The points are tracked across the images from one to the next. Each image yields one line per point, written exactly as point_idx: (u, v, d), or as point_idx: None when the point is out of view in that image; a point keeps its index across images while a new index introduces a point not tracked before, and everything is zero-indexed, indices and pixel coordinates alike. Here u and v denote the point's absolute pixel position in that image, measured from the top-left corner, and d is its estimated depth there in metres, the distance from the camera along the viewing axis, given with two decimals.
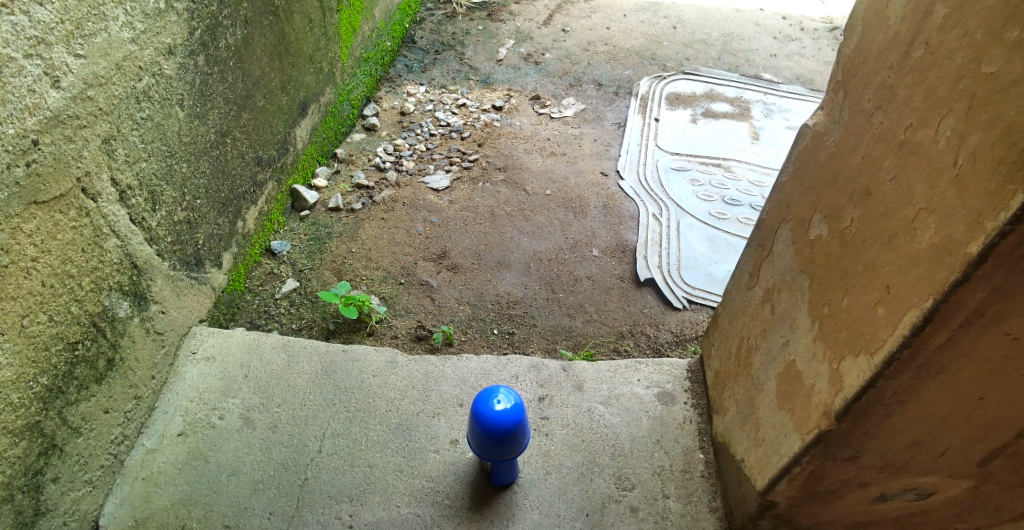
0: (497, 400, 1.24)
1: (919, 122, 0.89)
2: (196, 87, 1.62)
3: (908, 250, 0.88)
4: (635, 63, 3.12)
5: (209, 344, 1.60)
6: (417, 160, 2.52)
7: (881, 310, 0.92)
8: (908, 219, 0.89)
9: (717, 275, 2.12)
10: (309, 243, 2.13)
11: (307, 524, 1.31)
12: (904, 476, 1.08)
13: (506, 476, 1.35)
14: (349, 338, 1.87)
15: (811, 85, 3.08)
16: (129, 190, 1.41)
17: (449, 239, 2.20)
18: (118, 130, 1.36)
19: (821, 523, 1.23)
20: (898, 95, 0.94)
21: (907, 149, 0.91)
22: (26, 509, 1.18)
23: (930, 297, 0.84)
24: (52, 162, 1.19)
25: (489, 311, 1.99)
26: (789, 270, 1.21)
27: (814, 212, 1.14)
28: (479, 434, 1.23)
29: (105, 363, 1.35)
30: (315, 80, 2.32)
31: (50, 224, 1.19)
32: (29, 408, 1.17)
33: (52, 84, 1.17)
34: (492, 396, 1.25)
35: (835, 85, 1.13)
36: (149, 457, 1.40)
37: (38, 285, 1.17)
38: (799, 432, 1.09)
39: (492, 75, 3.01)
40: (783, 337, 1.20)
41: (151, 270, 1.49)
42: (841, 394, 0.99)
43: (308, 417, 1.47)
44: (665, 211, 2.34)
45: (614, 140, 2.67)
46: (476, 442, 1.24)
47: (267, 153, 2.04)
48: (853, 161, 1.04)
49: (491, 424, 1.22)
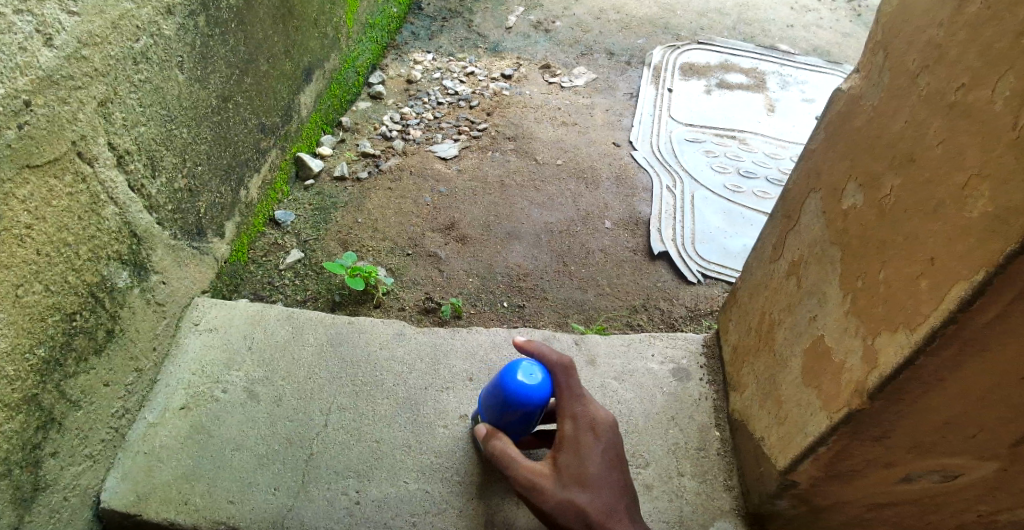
0: (523, 374, 1.18)
1: (973, 81, 0.83)
2: (197, 49, 1.56)
3: (957, 219, 0.83)
4: (648, 32, 3.03)
5: (212, 316, 1.56)
6: (424, 129, 2.45)
7: (925, 283, 0.87)
8: (958, 186, 0.83)
9: (733, 249, 2.06)
10: (315, 213, 2.08)
11: (313, 501, 1.27)
12: (931, 457, 1.03)
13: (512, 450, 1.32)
14: (355, 310, 1.83)
15: (828, 57, 2.99)
16: (127, 154, 1.35)
17: (457, 209, 2.14)
18: (116, 92, 1.31)
19: (842, 503, 1.18)
20: (948, 53, 0.88)
21: (959, 111, 0.85)
22: (24, 484, 1.15)
23: (982, 270, 0.79)
24: (46, 125, 1.13)
25: (499, 284, 1.94)
26: (818, 242, 1.16)
27: (848, 180, 1.08)
28: (500, 400, 1.20)
29: (105, 334, 1.31)
30: (319, 46, 2.25)
31: (45, 190, 1.14)
32: (26, 381, 1.13)
33: (44, 42, 1.11)
34: (517, 369, 1.18)
35: (874, 45, 1.07)
36: (151, 431, 1.36)
37: (33, 253, 1.12)
38: (827, 410, 1.05)
39: (501, 43, 2.93)
40: (811, 311, 1.15)
41: (152, 239, 1.44)
42: (876, 372, 0.94)
43: (314, 390, 1.43)
44: (679, 183, 2.28)
45: (627, 110, 2.60)
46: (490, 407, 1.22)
47: (271, 120, 1.98)
48: (894, 125, 0.98)
49: (508, 393, 1.18)
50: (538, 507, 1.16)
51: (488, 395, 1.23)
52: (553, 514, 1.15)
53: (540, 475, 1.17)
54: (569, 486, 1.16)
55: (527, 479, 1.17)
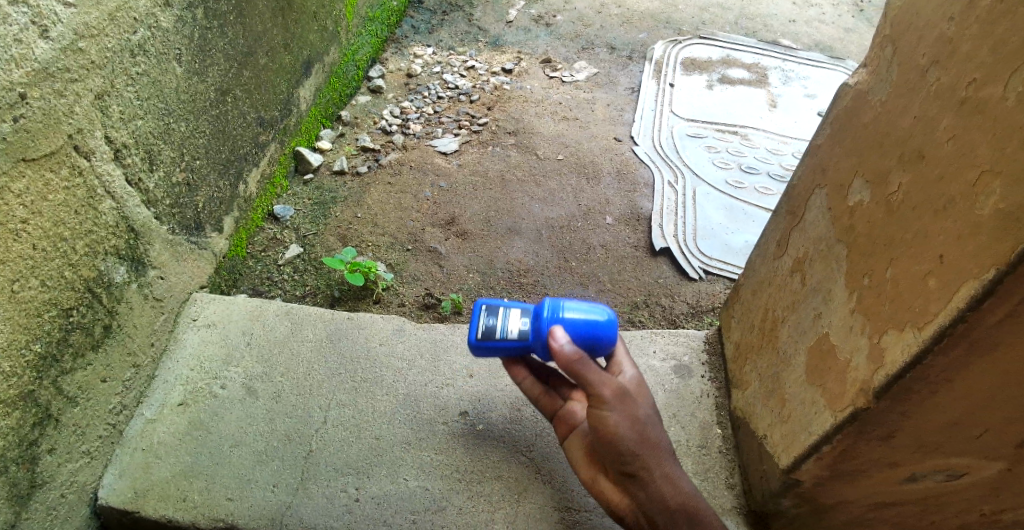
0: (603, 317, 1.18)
1: (985, 77, 0.82)
2: (195, 41, 1.54)
3: (968, 217, 0.82)
4: (649, 26, 3.01)
5: (210, 311, 1.54)
6: (424, 123, 2.43)
7: (933, 282, 0.86)
8: (970, 183, 0.82)
9: (734, 245, 2.05)
10: (314, 207, 2.06)
11: (312, 498, 1.26)
12: (936, 456, 1.02)
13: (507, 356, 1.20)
14: (355, 306, 1.82)
15: (831, 52, 2.97)
16: (124, 148, 1.34)
17: (458, 204, 2.13)
18: (113, 85, 1.29)
19: (845, 501, 1.17)
20: (959, 48, 0.87)
21: (970, 107, 0.84)
22: (21, 481, 1.14)
23: (994, 269, 0.78)
24: (42, 118, 1.12)
25: (499, 280, 1.93)
26: (823, 239, 1.15)
27: (854, 177, 1.07)
28: (585, 340, 1.15)
29: (102, 329, 1.29)
30: (319, 39, 2.23)
31: (41, 184, 1.13)
32: (22, 377, 1.12)
33: (40, 34, 1.10)
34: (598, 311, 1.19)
35: (882, 39, 1.06)
36: (149, 427, 1.35)
37: (29, 248, 1.11)
38: (832, 409, 1.04)
39: (502, 37, 2.90)
40: (815, 309, 1.14)
41: (149, 233, 1.42)
42: (882, 371, 0.94)
43: (313, 386, 1.42)
44: (681, 179, 2.26)
45: (628, 105, 2.58)
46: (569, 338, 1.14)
47: (270, 113, 1.96)
48: (902, 121, 0.97)
49: (600, 342, 1.15)
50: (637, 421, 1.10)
51: (570, 324, 1.14)
52: (632, 439, 1.09)
53: (629, 393, 1.10)
54: (655, 417, 1.14)
55: (617, 394, 1.08)
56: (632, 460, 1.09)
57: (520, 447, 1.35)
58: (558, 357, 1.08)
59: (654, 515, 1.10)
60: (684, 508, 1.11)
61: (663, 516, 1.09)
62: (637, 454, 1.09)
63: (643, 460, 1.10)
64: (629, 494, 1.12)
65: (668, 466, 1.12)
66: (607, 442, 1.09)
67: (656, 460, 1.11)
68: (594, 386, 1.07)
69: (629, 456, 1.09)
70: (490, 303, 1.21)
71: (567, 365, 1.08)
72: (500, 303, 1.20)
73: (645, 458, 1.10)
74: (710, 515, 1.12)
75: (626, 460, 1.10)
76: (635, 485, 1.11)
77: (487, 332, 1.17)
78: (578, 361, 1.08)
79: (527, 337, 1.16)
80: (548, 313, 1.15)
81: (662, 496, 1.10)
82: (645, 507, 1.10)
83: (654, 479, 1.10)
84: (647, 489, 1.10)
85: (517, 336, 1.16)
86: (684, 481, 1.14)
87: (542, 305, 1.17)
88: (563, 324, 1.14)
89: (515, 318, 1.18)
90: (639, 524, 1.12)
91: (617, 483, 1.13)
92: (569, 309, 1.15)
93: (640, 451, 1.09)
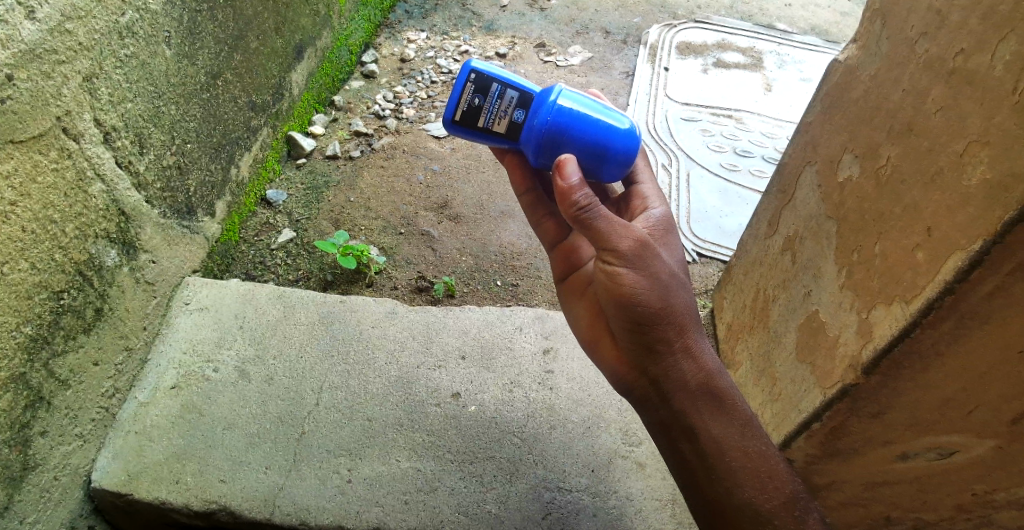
0: (620, 122, 1.10)
1: (974, 47, 0.88)
2: (184, 24, 1.53)
3: (957, 187, 0.87)
4: (645, 10, 2.99)
5: (203, 295, 1.54)
6: (418, 108, 2.42)
7: (922, 254, 0.92)
8: (959, 153, 0.88)
9: (728, 228, 2.07)
10: (307, 192, 2.05)
11: (304, 479, 1.27)
12: (928, 435, 1.02)
13: (491, 145, 1.15)
14: (348, 290, 1.82)
15: (827, 36, 2.95)
16: (114, 131, 1.33)
17: (451, 188, 2.13)
18: (101, 67, 1.28)
19: (837, 480, 1.18)
20: (948, 20, 0.94)
21: (961, 77, 0.90)
22: (14, 463, 1.14)
23: (980, 240, 0.82)
24: (29, 99, 1.11)
25: (492, 263, 1.94)
26: (814, 217, 1.24)
27: (845, 152, 1.15)
28: (593, 145, 1.08)
29: (94, 312, 1.29)
30: (310, 23, 2.21)
31: (29, 165, 1.12)
32: (13, 360, 1.12)
33: (26, 15, 1.09)
34: (615, 117, 1.10)
35: (872, 15, 1.14)
36: (142, 411, 1.35)
37: (19, 230, 1.11)
38: (822, 386, 1.11)
39: (496, 22, 2.88)
40: (807, 285, 1.23)
41: (140, 217, 1.41)
42: (870, 347, 1.00)
43: (306, 369, 1.42)
44: (675, 162, 2.25)
45: (623, 90, 2.58)
46: (571, 138, 1.08)
47: (261, 98, 1.95)
48: (893, 94, 1.04)
49: (612, 155, 1.09)
50: (660, 279, 1.01)
51: (576, 121, 1.07)
52: (653, 303, 1.00)
53: (652, 249, 1.00)
54: (682, 280, 1.05)
55: (637, 250, 0.99)
56: (651, 328, 1.02)
57: (511, 428, 1.35)
58: (565, 198, 0.99)
59: (671, 394, 1.03)
60: (705, 388, 1.02)
61: (681, 395, 1.02)
62: (656, 322, 1.01)
63: (663, 331, 1.02)
64: (641, 366, 1.05)
65: (692, 338, 1.03)
66: (624, 306, 1.01)
67: (679, 329, 1.02)
68: (611, 239, 0.99)
69: (647, 323, 1.01)
70: (482, 71, 1.07)
71: (574, 209, 0.98)
72: (494, 77, 1.07)
73: (665, 327, 1.01)
74: (734, 395, 1.03)
75: (643, 327, 1.02)
76: (650, 356, 1.04)
77: (471, 113, 1.08)
78: (585, 208, 0.98)
79: (521, 131, 1.10)
80: (555, 100, 1.08)
81: (680, 372, 1.02)
82: (657, 382, 1.04)
83: (672, 350, 1.02)
84: (663, 362, 1.03)
85: (509, 129, 1.10)
86: (711, 356, 1.05)
87: (550, 90, 1.09)
88: (568, 120, 1.08)
89: (508, 103, 1.09)
90: (649, 401, 1.05)
91: (629, 353, 1.07)
92: (579, 103, 1.09)
93: (660, 317, 1.01)
